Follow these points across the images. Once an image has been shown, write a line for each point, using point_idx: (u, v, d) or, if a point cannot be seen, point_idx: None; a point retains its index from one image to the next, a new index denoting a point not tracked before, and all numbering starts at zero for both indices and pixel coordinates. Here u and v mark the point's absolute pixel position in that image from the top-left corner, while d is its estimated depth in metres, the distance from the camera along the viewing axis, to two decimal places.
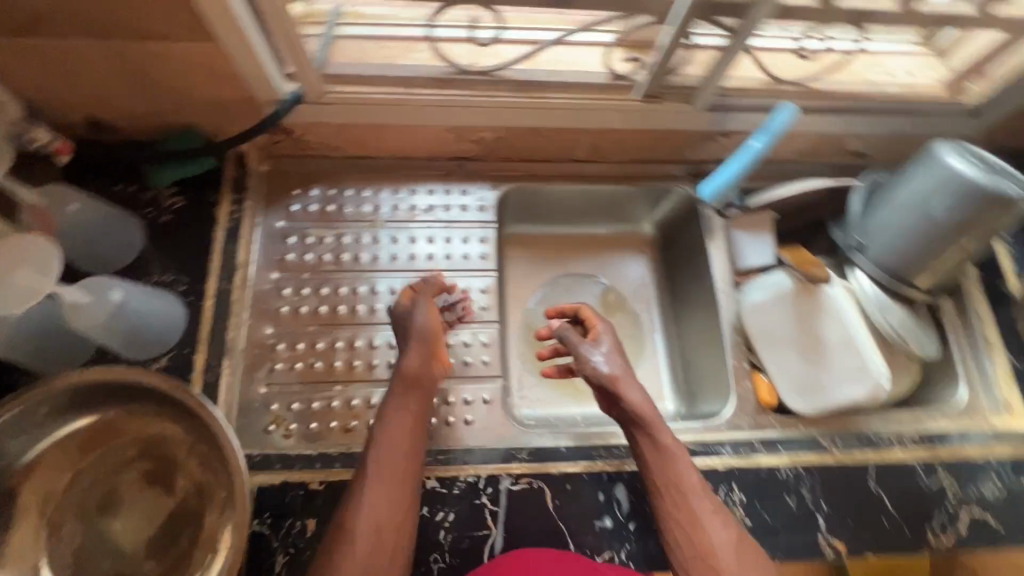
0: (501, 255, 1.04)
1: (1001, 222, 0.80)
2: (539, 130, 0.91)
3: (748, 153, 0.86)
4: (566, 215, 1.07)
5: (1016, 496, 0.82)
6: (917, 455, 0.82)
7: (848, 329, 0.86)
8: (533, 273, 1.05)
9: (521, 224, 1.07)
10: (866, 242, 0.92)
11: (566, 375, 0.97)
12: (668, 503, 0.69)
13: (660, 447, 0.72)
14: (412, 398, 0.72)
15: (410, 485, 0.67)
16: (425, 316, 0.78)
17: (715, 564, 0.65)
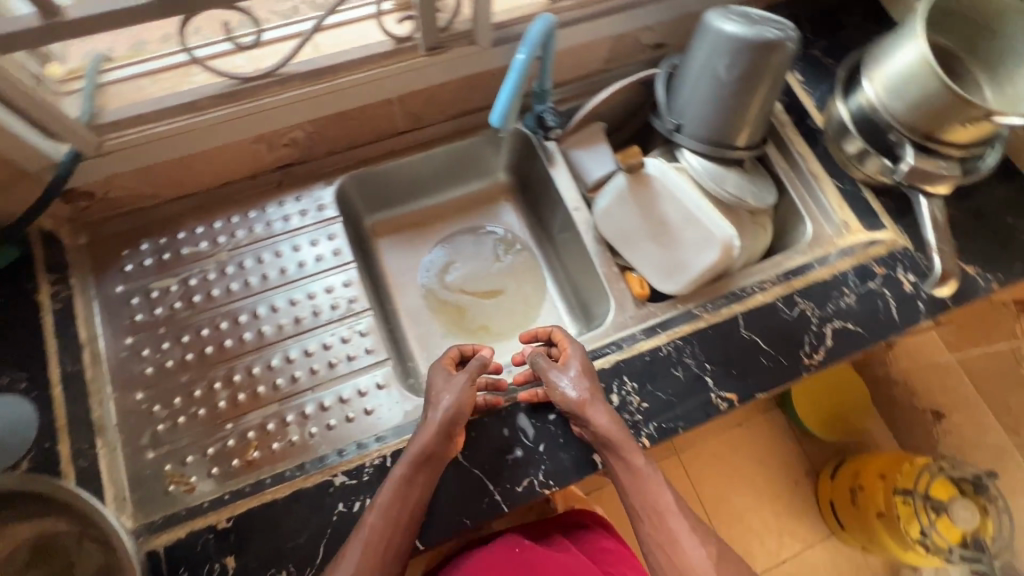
0: (373, 248, 1.13)
1: (777, 65, 0.88)
2: (346, 113, 0.91)
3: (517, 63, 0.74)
4: (421, 193, 1.16)
5: (867, 297, 0.90)
6: (776, 294, 0.89)
7: (686, 202, 0.90)
8: (408, 251, 1.15)
9: (382, 212, 1.15)
10: (680, 119, 0.97)
11: (479, 324, 1.10)
12: (651, 525, 0.74)
13: (631, 467, 0.75)
14: (421, 475, 0.71)
15: (402, 553, 0.68)
16: (455, 397, 0.75)
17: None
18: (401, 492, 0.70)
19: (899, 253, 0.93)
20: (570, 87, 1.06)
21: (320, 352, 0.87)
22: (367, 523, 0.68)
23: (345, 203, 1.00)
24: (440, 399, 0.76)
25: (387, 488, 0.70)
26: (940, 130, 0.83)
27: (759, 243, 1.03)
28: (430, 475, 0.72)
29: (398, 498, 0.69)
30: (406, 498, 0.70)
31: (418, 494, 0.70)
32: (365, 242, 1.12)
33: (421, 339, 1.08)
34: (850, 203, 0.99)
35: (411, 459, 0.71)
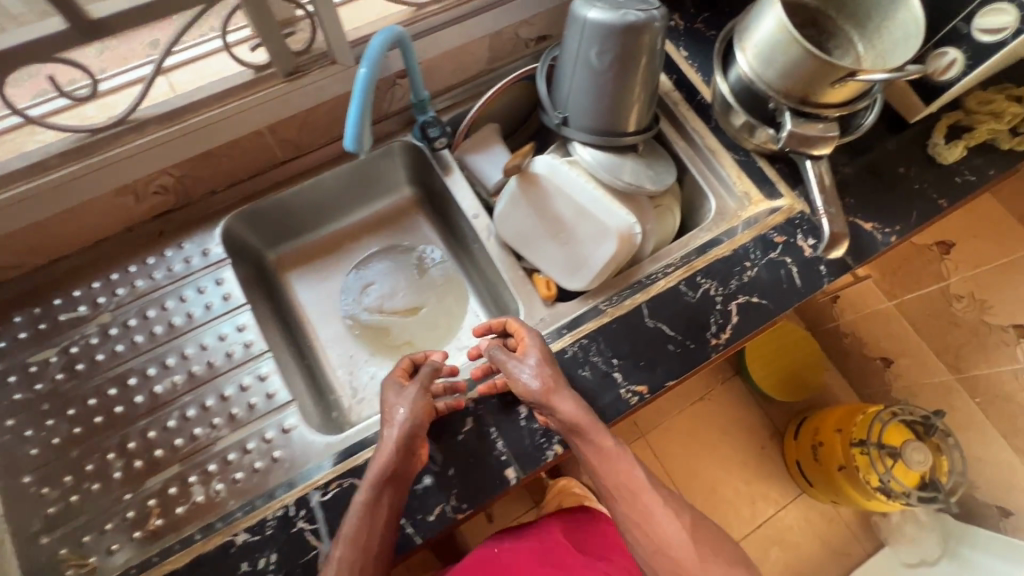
0: (281, 283, 1.09)
1: (647, 45, 0.86)
2: (215, 152, 0.87)
3: (360, 76, 0.68)
4: (325, 219, 1.12)
5: (771, 268, 0.89)
6: (678, 278, 0.87)
7: (578, 196, 0.88)
8: (322, 279, 1.12)
9: (288, 243, 1.11)
10: (565, 112, 0.95)
11: (404, 339, 1.07)
12: (626, 507, 0.73)
13: (603, 453, 0.73)
14: (386, 496, 0.69)
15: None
16: (410, 408, 0.73)
17: (673, 556, 0.70)
18: (369, 518, 0.67)
19: (797, 218, 0.92)
20: (456, 92, 1.04)
21: (219, 404, 0.83)
22: (338, 557, 0.67)
23: (235, 243, 0.96)
24: (395, 414, 0.74)
25: (354, 516, 0.68)
26: (812, 94, 0.82)
27: (669, 225, 1.04)
28: (397, 492, 0.70)
29: (366, 524, 0.67)
30: (374, 524, 0.68)
31: (387, 515, 0.68)
32: (272, 278, 1.08)
33: (343, 369, 1.05)
34: (748, 173, 0.98)
35: (375, 482, 0.69)
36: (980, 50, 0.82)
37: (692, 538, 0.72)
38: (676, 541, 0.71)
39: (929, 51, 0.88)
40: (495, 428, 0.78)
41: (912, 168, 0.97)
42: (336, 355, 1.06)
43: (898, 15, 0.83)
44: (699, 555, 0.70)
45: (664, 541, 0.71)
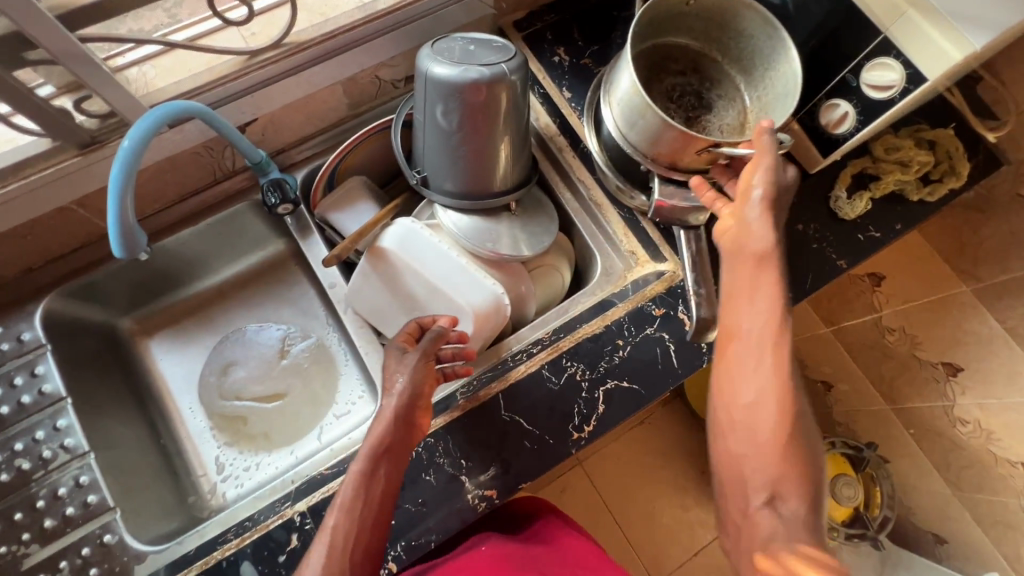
0: (136, 355, 1.00)
1: (500, 103, 0.76)
2: (12, 235, 0.77)
3: (112, 183, 0.60)
4: (186, 279, 1.02)
5: (644, 345, 0.81)
6: (541, 361, 0.79)
7: (439, 268, 0.81)
8: (181, 350, 1.02)
9: (143, 309, 1.01)
10: (423, 170, 0.85)
11: (261, 429, 0.97)
12: (756, 348, 0.62)
13: (768, 281, 0.63)
14: (384, 465, 0.67)
15: (375, 545, 0.64)
16: (412, 376, 0.71)
17: (756, 430, 0.60)
18: (365, 487, 0.65)
19: (679, 287, 0.84)
20: (314, 142, 0.94)
21: (28, 518, 0.76)
22: (329, 524, 0.64)
23: (63, 325, 0.86)
24: (394, 382, 0.72)
25: (352, 481, 0.66)
26: (679, 160, 0.75)
27: (553, 285, 0.95)
28: (394, 464, 0.67)
29: (362, 491, 0.65)
30: (370, 496, 0.65)
31: (384, 480, 0.66)
32: (125, 349, 0.99)
33: (205, 448, 0.96)
34: (633, 231, 0.89)
35: (372, 452, 0.67)
36: (870, 107, 0.72)
37: (794, 429, 0.60)
38: (779, 412, 0.60)
39: (821, 101, 0.77)
40: None
41: (812, 222, 0.89)
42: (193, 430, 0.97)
43: (782, 65, 0.74)
44: (783, 446, 0.59)
45: (765, 402, 0.61)
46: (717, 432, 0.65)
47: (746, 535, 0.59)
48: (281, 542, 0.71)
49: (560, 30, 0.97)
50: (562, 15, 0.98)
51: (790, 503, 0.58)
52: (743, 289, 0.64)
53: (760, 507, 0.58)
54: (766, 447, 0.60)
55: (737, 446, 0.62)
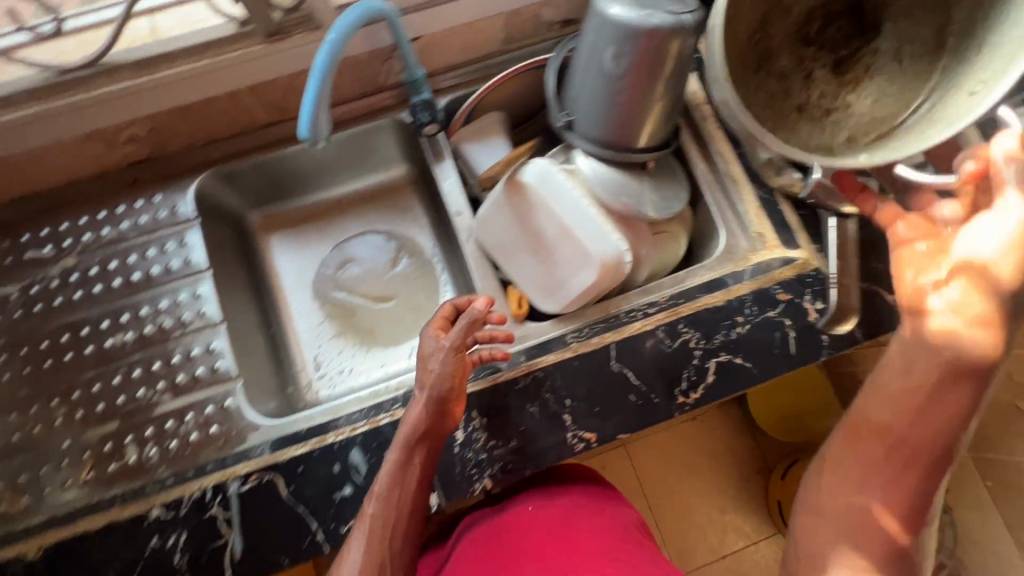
0: (257, 248, 1.06)
1: (674, 55, 0.75)
2: (187, 108, 0.82)
3: (319, 60, 0.61)
4: (313, 185, 1.07)
5: (764, 327, 0.80)
6: (657, 321, 0.79)
7: (563, 215, 0.81)
8: (303, 247, 1.08)
9: (271, 206, 1.07)
10: (571, 114, 0.85)
11: (368, 324, 1.03)
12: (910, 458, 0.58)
13: (956, 397, 0.56)
14: (419, 452, 0.69)
15: (407, 535, 0.68)
16: (448, 365, 0.71)
17: (860, 541, 0.59)
18: (399, 477, 0.68)
19: (810, 276, 0.81)
20: (462, 71, 0.94)
21: (164, 370, 0.82)
22: (367, 511, 0.68)
23: (211, 203, 0.92)
24: (428, 370, 0.72)
25: (385, 471, 0.68)
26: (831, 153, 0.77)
27: (671, 253, 0.94)
28: (427, 454, 0.69)
29: (398, 484, 0.68)
30: (406, 484, 0.68)
31: (420, 468, 0.69)
32: (249, 241, 1.05)
33: (309, 344, 1.02)
34: (768, 213, 0.86)
35: (404, 443, 0.69)
36: None
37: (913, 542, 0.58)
38: (897, 524, 0.58)
39: None
40: None
41: None
42: (301, 324, 1.03)
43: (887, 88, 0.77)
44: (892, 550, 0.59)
45: (883, 519, 0.58)
46: (806, 527, 0.63)
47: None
48: (389, 439, 0.74)
49: None
50: None
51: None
52: (922, 390, 0.57)
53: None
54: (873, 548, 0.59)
55: (832, 534, 0.61)
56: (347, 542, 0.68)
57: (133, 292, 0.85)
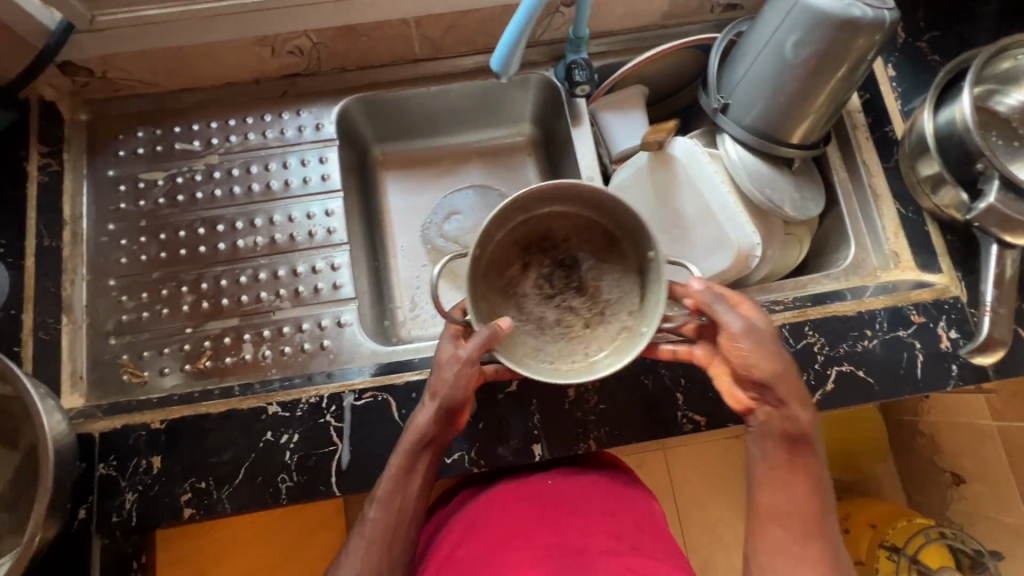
0: (373, 181, 1.05)
1: (861, 51, 0.72)
2: (357, 29, 0.83)
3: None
4: (438, 129, 1.04)
5: (892, 346, 0.77)
6: (783, 318, 0.78)
7: (705, 198, 0.81)
8: (411, 191, 1.05)
9: (390, 143, 1.05)
10: (728, 97, 0.84)
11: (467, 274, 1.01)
12: (798, 550, 0.60)
13: (754, 497, 0.63)
14: (421, 459, 0.67)
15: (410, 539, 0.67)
16: (461, 380, 0.65)
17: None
18: (402, 486, 0.66)
19: (948, 302, 0.79)
20: (615, 39, 0.94)
21: (288, 279, 0.84)
22: (368, 516, 0.66)
23: (347, 126, 0.93)
24: (441, 379, 0.66)
25: (386, 479, 0.66)
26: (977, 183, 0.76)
27: (790, 257, 0.92)
28: (430, 462, 0.68)
29: (398, 494, 0.66)
30: (409, 488, 0.67)
31: (424, 474, 0.67)
32: (368, 172, 1.04)
33: (409, 286, 1.00)
34: (907, 233, 0.84)
35: (410, 449, 0.67)
36: None
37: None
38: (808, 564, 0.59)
39: None
40: (537, 401, 0.74)
41: None
42: (402, 270, 1.01)
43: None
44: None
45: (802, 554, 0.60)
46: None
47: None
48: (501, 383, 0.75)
49: (904, 6, 0.90)
50: None
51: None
52: (782, 460, 0.64)
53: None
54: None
55: None
56: (349, 540, 0.66)
57: (268, 199, 0.87)
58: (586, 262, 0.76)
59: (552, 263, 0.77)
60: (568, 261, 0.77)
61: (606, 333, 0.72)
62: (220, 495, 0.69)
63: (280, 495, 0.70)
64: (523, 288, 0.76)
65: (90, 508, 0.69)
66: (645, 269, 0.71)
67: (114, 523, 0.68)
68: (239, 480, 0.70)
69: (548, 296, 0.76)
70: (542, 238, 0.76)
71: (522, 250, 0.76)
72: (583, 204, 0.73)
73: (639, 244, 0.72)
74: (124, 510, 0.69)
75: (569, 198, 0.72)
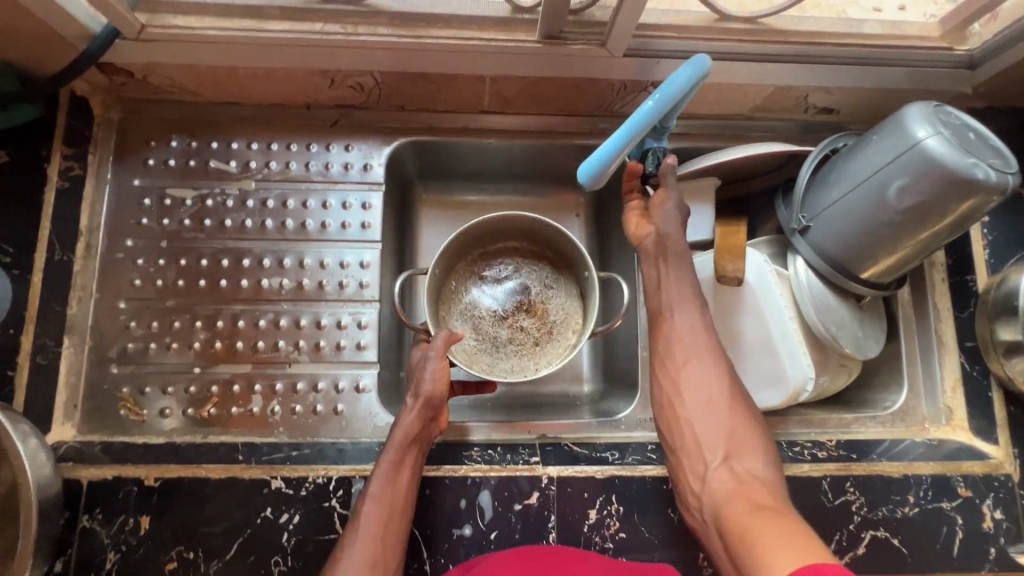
0: (412, 220, 0.94)
1: (968, 209, 0.66)
2: (428, 76, 0.75)
3: (637, 117, 0.61)
4: (488, 176, 0.93)
5: (932, 517, 0.73)
6: (825, 470, 0.73)
7: (766, 325, 0.78)
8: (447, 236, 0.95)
9: (434, 181, 0.94)
10: (811, 219, 0.77)
11: None
12: (689, 346, 0.71)
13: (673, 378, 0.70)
14: (410, 455, 0.67)
15: (400, 538, 0.64)
16: (436, 378, 0.70)
17: (710, 436, 0.66)
18: (391, 484, 0.65)
19: (998, 479, 0.75)
20: (695, 124, 0.87)
21: (311, 330, 0.79)
22: (362, 512, 0.64)
23: (394, 168, 0.86)
24: (421, 381, 0.71)
25: (374, 479, 0.65)
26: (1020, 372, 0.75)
27: (838, 385, 0.85)
28: (416, 462, 0.67)
29: (387, 490, 0.65)
30: (397, 481, 0.65)
31: (411, 473, 0.66)
32: (407, 210, 0.93)
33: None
34: (966, 392, 0.80)
35: (399, 444, 0.67)
36: None
37: (743, 412, 0.67)
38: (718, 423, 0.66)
39: None
40: (555, 517, 0.70)
41: None
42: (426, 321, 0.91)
43: None
44: (735, 423, 0.66)
45: (714, 424, 0.66)
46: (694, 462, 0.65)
47: (715, 502, 0.60)
48: (521, 492, 0.70)
49: (1014, 146, 0.83)
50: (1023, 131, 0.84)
51: (756, 468, 0.62)
52: (685, 356, 0.71)
53: (719, 470, 0.63)
54: (725, 428, 0.66)
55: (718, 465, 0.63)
56: (343, 544, 0.63)
57: (301, 239, 0.81)
58: (533, 286, 0.90)
59: (497, 291, 0.90)
60: (518, 288, 0.90)
61: (555, 342, 0.87)
62: (207, 569, 0.65)
63: None
64: (478, 314, 0.88)
65: (67, 561, 0.64)
66: (583, 285, 0.87)
67: None
68: (230, 556, 0.65)
69: (501, 318, 0.88)
70: (489, 271, 0.91)
71: (476, 279, 0.90)
72: (525, 236, 0.89)
73: (577, 270, 0.88)
74: (103, 570, 0.64)
75: (517, 234, 0.89)
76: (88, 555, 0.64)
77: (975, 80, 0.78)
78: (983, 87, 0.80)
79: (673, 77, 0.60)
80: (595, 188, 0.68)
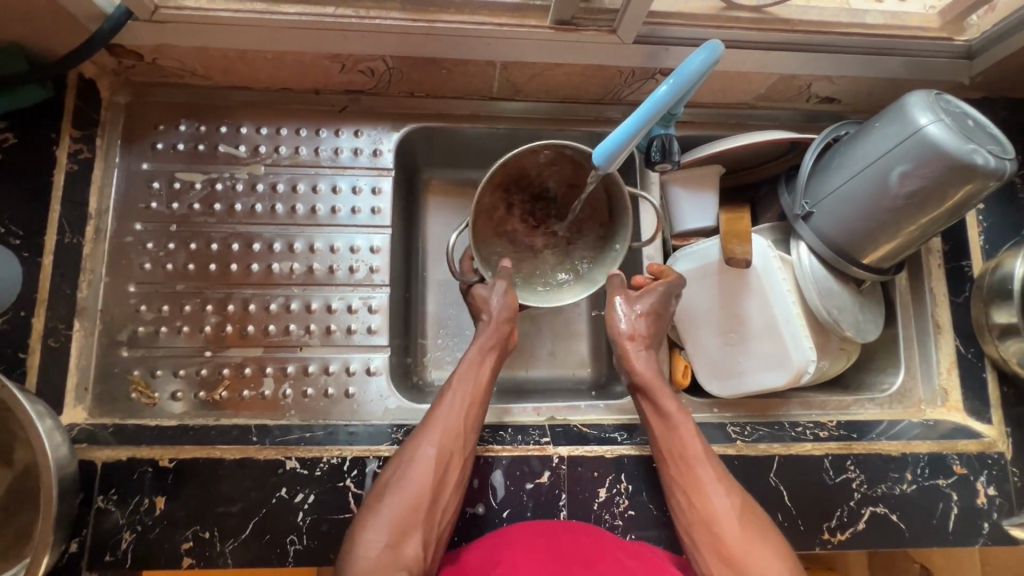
0: (417, 204, 0.94)
1: (967, 194, 0.68)
2: (440, 61, 0.76)
3: (651, 103, 0.61)
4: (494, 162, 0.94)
5: (929, 494, 0.75)
6: (827, 448, 0.76)
7: (771, 309, 0.80)
8: (453, 222, 0.95)
9: (441, 167, 0.94)
10: (814, 206, 0.79)
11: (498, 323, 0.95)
12: (702, 490, 0.66)
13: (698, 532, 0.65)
14: (488, 360, 0.73)
15: (480, 420, 0.69)
16: (505, 299, 0.76)
17: None
18: (474, 372, 0.71)
19: (992, 457, 0.77)
20: (700, 112, 0.89)
21: (322, 314, 0.80)
22: (441, 402, 0.68)
23: (404, 152, 0.87)
24: (488, 303, 0.76)
25: (460, 367, 0.71)
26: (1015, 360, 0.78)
27: (839, 367, 0.88)
28: (494, 357, 0.74)
29: (471, 379, 0.70)
30: (477, 375, 0.71)
31: (488, 375, 0.72)
32: (413, 194, 0.94)
33: (439, 320, 0.93)
34: (961, 374, 0.82)
35: (479, 346, 0.74)
36: None
37: (773, 549, 0.62)
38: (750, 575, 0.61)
39: None
40: (566, 496, 0.71)
41: None
42: (429, 303, 0.93)
43: None
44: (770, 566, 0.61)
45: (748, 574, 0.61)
46: None
47: None
48: (533, 471, 0.71)
49: (1009, 135, 0.85)
50: (1018, 121, 0.86)
51: None
52: (705, 516, 0.65)
53: None
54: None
55: None
56: (431, 414, 0.67)
57: (311, 224, 0.81)
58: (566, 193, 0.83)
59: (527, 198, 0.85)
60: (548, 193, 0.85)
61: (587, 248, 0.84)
62: (222, 548, 0.66)
63: (286, 558, 0.66)
64: (511, 227, 0.86)
65: (83, 542, 0.64)
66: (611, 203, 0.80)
67: (107, 562, 0.64)
68: (246, 534, 0.66)
69: (533, 227, 0.86)
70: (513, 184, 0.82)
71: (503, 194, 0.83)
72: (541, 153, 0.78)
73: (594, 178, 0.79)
74: (119, 550, 0.65)
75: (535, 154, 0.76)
76: (104, 536, 0.65)
77: (973, 70, 0.80)
78: (981, 77, 0.81)
79: (686, 62, 0.61)
80: (610, 171, 0.70)
